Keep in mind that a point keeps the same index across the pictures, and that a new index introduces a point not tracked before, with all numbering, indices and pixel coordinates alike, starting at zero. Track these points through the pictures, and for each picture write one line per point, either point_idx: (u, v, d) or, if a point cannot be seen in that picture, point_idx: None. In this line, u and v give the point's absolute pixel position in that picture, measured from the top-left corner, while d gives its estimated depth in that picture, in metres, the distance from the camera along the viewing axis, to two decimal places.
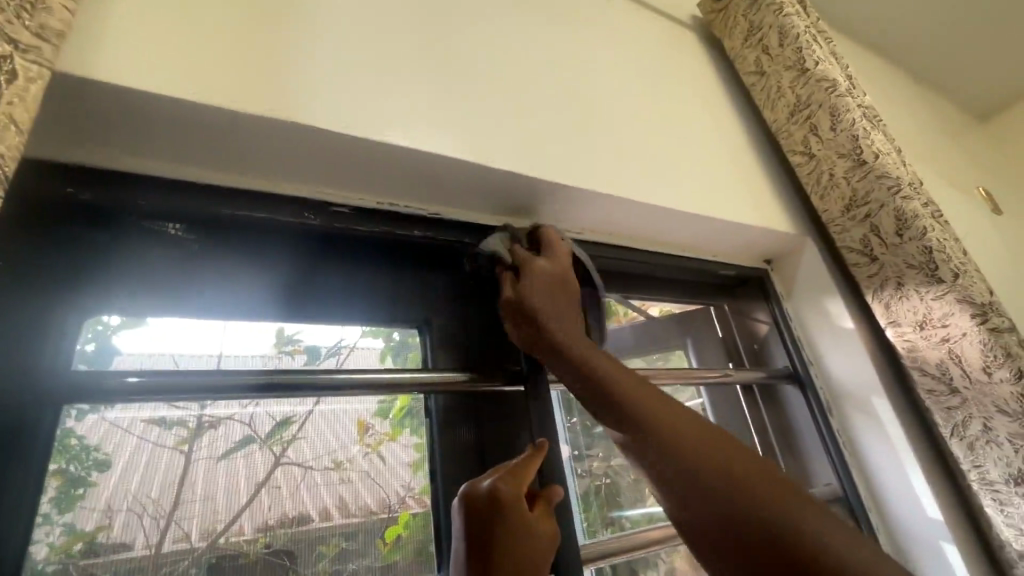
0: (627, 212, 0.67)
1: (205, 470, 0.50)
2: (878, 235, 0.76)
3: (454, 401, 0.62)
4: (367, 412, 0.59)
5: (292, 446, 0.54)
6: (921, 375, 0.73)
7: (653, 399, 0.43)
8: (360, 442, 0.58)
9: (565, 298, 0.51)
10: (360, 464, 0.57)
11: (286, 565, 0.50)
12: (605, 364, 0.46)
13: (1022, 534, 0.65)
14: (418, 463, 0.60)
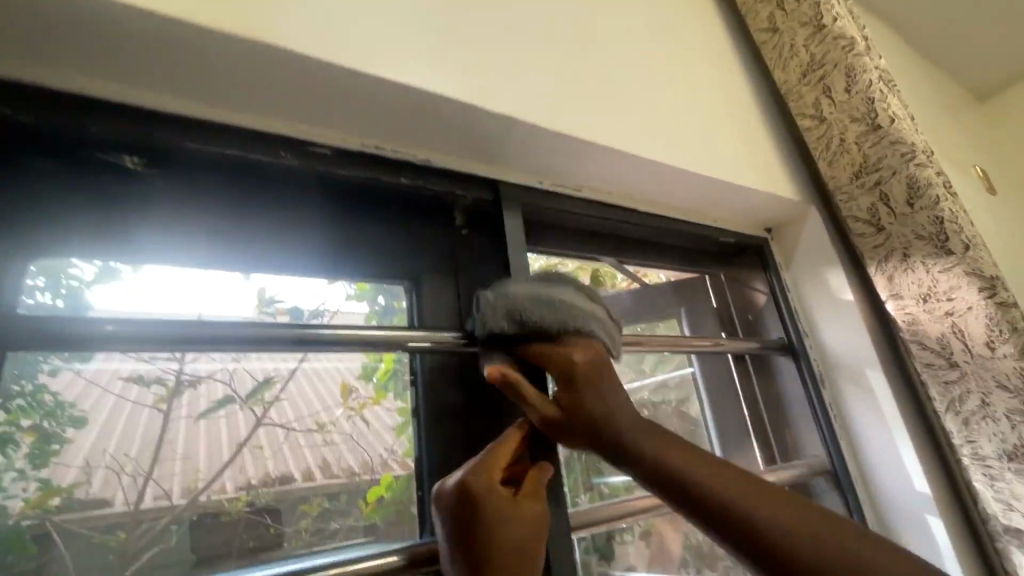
0: (631, 168, 0.64)
1: (187, 429, 0.48)
2: (888, 204, 0.76)
3: (441, 362, 0.59)
4: (351, 374, 0.58)
5: (274, 407, 0.52)
6: (920, 349, 0.74)
7: (676, 452, 0.44)
8: (343, 405, 0.56)
9: (592, 391, 0.45)
10: (344, 426, 0.55)
11: (268, 523, 0.49)
12: (632, 433, 0.44)
13: (1010, 508, 0.68)
14: (400, 427, 0.58)
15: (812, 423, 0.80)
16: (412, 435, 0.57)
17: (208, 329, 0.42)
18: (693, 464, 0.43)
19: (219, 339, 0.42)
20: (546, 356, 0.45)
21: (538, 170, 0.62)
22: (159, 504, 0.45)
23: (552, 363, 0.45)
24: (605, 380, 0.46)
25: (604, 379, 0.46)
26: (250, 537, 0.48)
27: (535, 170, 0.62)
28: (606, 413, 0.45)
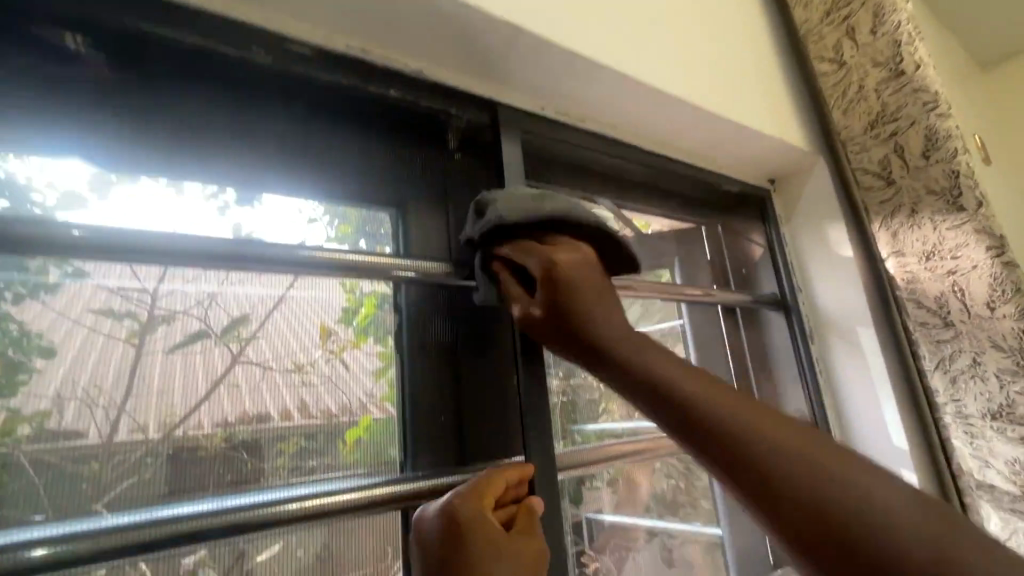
0: (649, 103, 0.66)
1: (163, 363, 0.45)
2: (901, 156, 0.81)
3: (425, 299, 0.59)
4: (331, 317, 0.54)
5: (251, 344, 0.49)
6: (916, 307, 0.81)
7: (657, 358, 0.41)
8: (322, 347, 0.53)
9: (576, 291, 0.44)
10: (322, 368, 0.53)
11: (245, 460, 0.47)
12: (616, 340, 0.43)
13: (983, 464, 0.77)
14: (380, 370, 0.56)
15: (803, 379, 0.88)
16: (395, 370, 0.57)
17: (184, 243, 0.41)
18: (677, 368, 0.41)
19: (199, 257, 0.41)
20: (528, 255, 0.46)
21: (553, 96, 0.63)
22: (134, 440, 0.43)
23: (533, 262, 0.46)
24: (584, 275, 0.45)
25: (590, 279, 0.45)
26: (228, 473, 0.46)
27: (553, 96, 0.63)
28: (586, 311, 0.43)
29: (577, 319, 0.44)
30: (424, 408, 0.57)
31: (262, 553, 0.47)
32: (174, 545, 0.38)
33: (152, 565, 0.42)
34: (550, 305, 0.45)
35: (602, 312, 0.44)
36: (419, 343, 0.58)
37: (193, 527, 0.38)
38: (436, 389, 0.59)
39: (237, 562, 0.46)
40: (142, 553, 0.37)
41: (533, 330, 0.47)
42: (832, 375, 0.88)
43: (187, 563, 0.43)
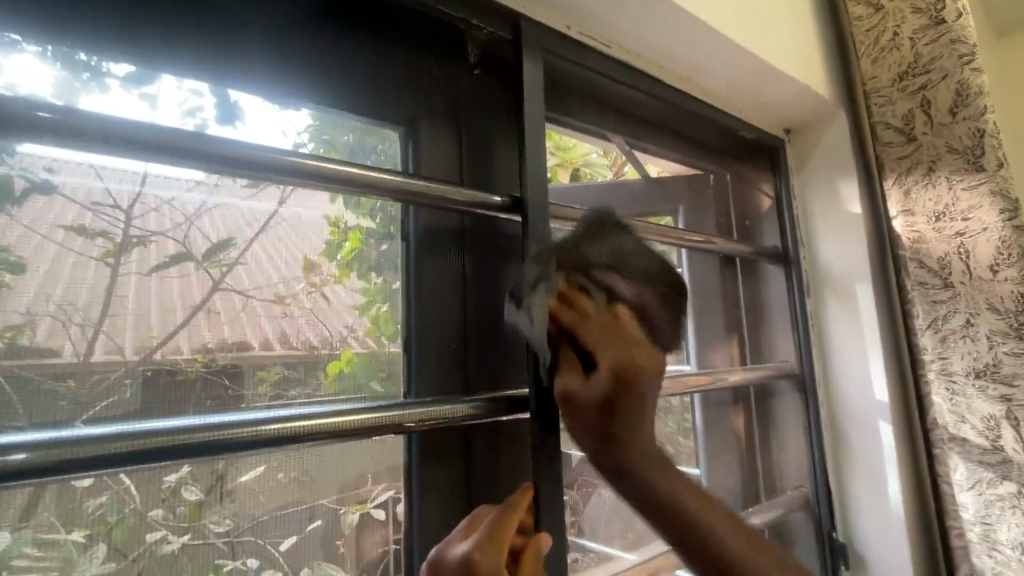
0: (678, 29, 0.64)
1: (139, 286, 0.43)
2: (926, 111, 0.82)
3: (435, 236, 0.61)
4: (312, 251, 0.52)
5: (232, 272, 0.48)
6: (919, 268, 0.83)
7: (672, 483, 0.49)
8: (305, 280, 0.52)
9: (632, 395, 0.50)
10: (305, 301, 0.51)
11: (226, 385, 0.46)
12: (642, 464, 0.49)
13: (960, 419, 0.81)
14: (363, 307, 0.55)
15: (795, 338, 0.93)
16: (404, 303, 0.58)
17: (166, 138, 0.38)
18: (700, 504, 0.48)
19: (180, 155, 0.39)
20: (602, 347, 0.50)
21: (581, 13, 0.61)
22: (114, 365, 0.42)
23: (595, 344, 0.50)
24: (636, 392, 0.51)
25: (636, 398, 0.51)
26: (209, 397, 0.45)
27: (580, 14, 0.61)
28: (629, 408, 0.50)
29: (624, 419, 0.50)
30: (428, 340, 0.59)
31: (244, 474, 0.47)
32: (158, 456, 0.38)
33: (136, 482, 0.43)
34: (612, 374, 0.50)
35: (636, 422, 0.51)
36: (429, 275, 0.60)
37: (177, 440, 0.38)
38: (447, 318, 0.61)
39: (218, 482, 0.46)
40: (130, 463, 0.36)
41: (573, 414, 0.51)
42: (824, 338, 0.93)
43: (168, 484, 0.44)
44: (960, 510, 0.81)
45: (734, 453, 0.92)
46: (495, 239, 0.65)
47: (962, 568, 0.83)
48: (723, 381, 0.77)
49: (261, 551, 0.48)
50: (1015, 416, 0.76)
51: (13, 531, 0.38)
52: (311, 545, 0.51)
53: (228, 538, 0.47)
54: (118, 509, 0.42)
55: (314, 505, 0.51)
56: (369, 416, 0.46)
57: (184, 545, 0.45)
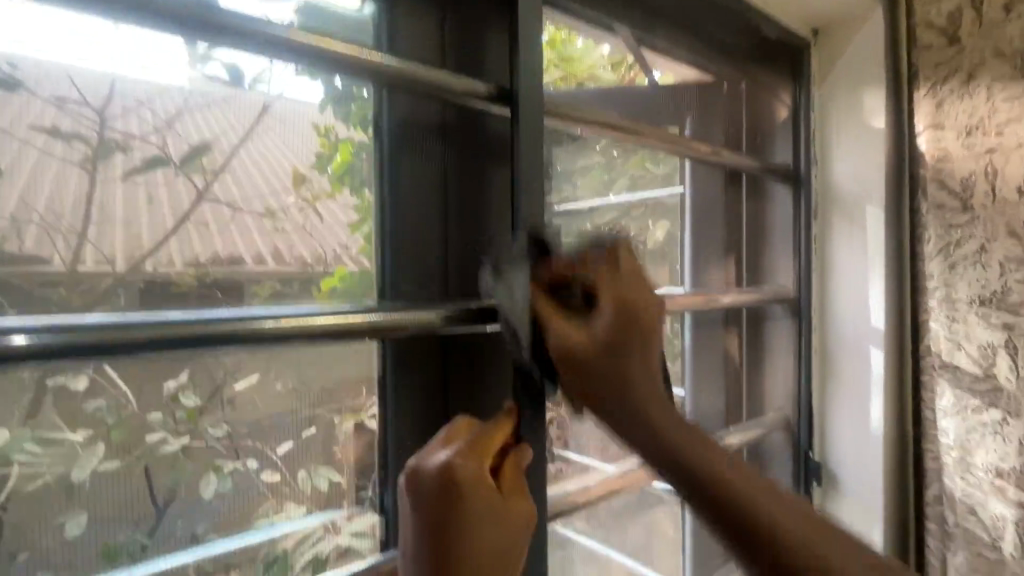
0: None
1: (122, 193, 0.41)
2: (975, 11, 0.79)
3: (414, 135, 0.55)
4: (304, 163, 0.50)
5: (218, 180, 0.45)
6: (939, 189, 0.82)
7: (665, 416, 0.45)
8: (295, 194, 0.49)
9: (640, 332, 0.45)
10: (296, 217, 0.49)
11: (218, 299, 0.45)
12: (634, 392, 0.45)
13: (954, 346, 0.82)
14: (356, 224, 0.53)
15: (794, 260, 0.91)
16: (378, 208, 0.55)
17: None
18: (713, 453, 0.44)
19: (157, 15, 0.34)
20: (607, 283, 0.46)
21: None
22: (97, 271, 0.40)
23: (603, 292, 0.46)
24: (645, 332, 0.45)
25: (646, 334, 0.45)
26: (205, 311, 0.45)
27: None
28: (636, 344, 0.45)
29: (635, 354, 0.45)
30: (409, 250, 0.55)
31: (238, 383, 0.47)
32: (144, 348, 0.35)
33: (132, 388, 0.42)
34: (618, 314, 0.45)
35: (643, 349, 0.45)
36: (407, 177, 0.55)
37: (171, 333, 0.35)
38: (425, 227, 0.56)
39: (217, 392, 0.46)
40: (119, 352, 0.34)
41: (574, 369, 0.45)
42: (825, 266, 0.90)
43: (168, 388, 0.44)
44: (939, 435, 0.85)
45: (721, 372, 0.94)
46: (482, 143, 0.57)
47: (931, 488, 0.87)
48: (718, 304, 0.76)
49: (260, 454, 0.49)
50: (1014, 345, 0.76)
51: (12, 430, 0.38)
52: (309, 450, 0.52)
53: (228, 441, 0.47)
54: (116, 412, 0.42)
55: (312, 413, 0.52)
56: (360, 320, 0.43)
57: (184, 447, 0.45)
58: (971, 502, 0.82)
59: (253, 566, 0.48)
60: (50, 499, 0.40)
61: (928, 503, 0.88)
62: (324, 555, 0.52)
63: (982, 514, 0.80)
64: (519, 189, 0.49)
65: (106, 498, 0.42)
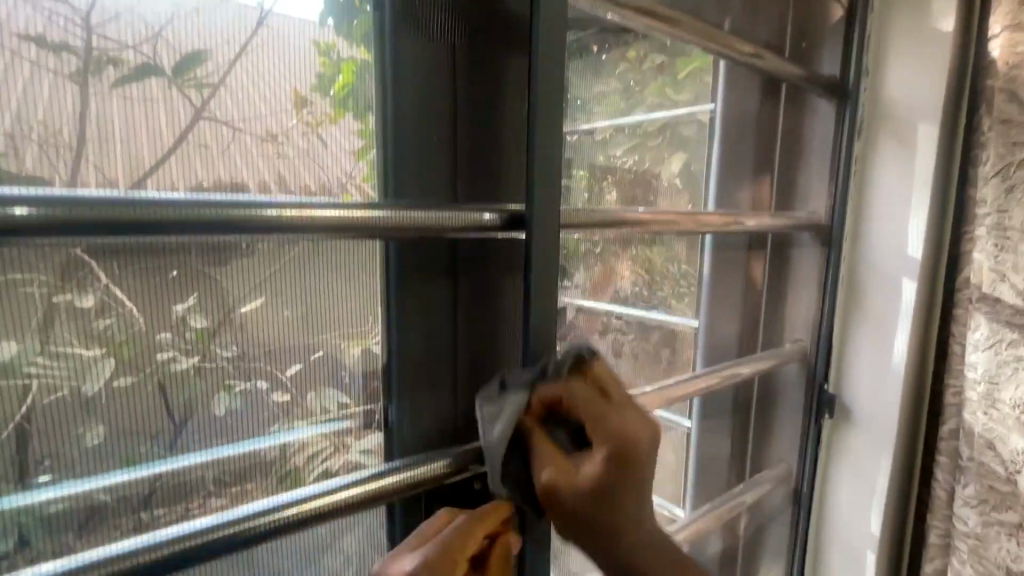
0: None
1: (114, 106, 0.38)
2: None
3: (421, 49, 0.50)
4: (304, 84, 0.45)
5: (216, 96, 0.42)
6: (1006, 104, 0.78)
7: (648, 558, 0.49)
8: (297, 117, 0.45)
9: (633, 479, 0.45)
10: (298, 142, 0.46)
11: None
12: (624, 535, 0.47)
13: (998, 277, 0.80)
14: (361, 151, 0.49)
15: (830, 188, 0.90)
16: (378, 132, 0.50)
17: None
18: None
19: None
20: (599, 418, 0.45)
21: None
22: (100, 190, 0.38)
23: (594, 434, 0.45)
24: (640, 469, 0.45)
25: (643, 470, 0.45)
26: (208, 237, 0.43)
27: None
28: (627, 488, 0.45)
29: (628, 494, 0.45)
30: (414, 159, 0.51)
31: (246, 306, 0.46)
32: (161, 230, 0.35)
33: (141, 306, 0.41)
34: (612, 457, 0.44)
35: (635, 492, 0.46)
36: (409, 87, 0.50)
37: (184, 214, 0.35)
38: (429, 153, 0.52)
39: (226, 315, 0.45)
40: (129, 232, 0.34)
41: (563, 512, 0.45)
42: (863, 198, 0.90)
43: (177, 311, 0.43)
44: (968, 369, 0.85)
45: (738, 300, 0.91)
46: (492, 72, 0.54)
47: (948, 422, 0.89)
48: (743, 227, 0.74)
49: (271, 376, 0.48)
50: None
51: (20, 343, 0.37)
52: (320, 373, 0.51)
53: (238, 362, 0.46)
54: (126, 328, 0.41)
55: (320, 339, 0.50)
56: (364, 215, 0.43)
57: (195, 366, 0.44)
58: (991, 437, 0.82)
59: (267, 480, 0.48)
60: (65, 411, 0.39)
61: (942, 438, 0.90)
62: (334, 471, 0.51)
63: (1002, 449, 0.81)
64: (536, 97, 0.47)
65: (121, 411, 0.41)
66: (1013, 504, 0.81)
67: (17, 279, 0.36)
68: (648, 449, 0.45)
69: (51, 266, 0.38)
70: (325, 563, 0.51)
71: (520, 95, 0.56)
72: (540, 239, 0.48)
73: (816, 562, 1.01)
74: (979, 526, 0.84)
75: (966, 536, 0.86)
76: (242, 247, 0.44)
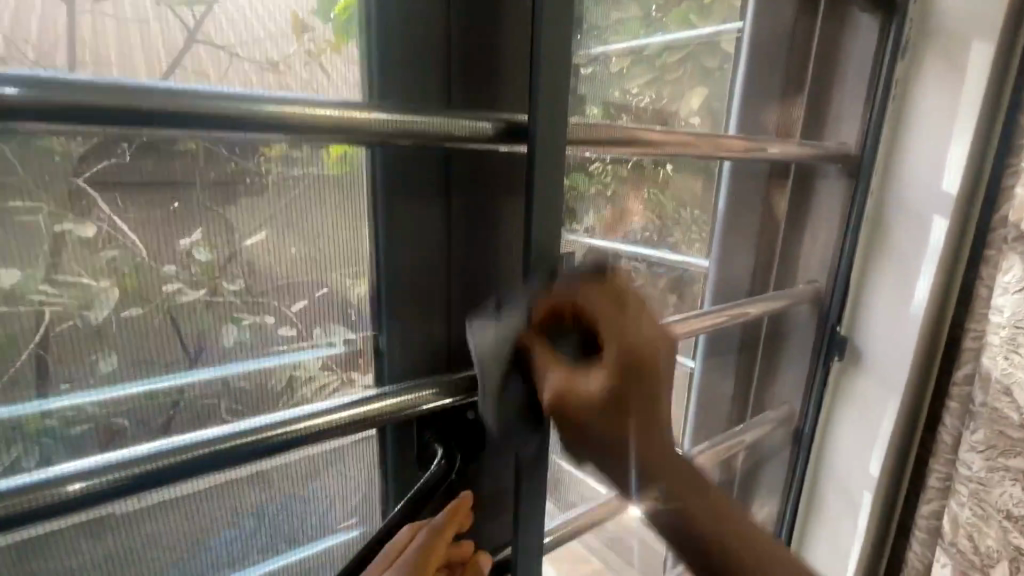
0: None
1: (104, 26, 0.36)
2: None
3: None
4: (303, 8, 0.42)
5: (209, 16, 0.39)
6: None
7: (648, 450, 0.40)
8: (297, 43, 0.43)
9: (650, 395, 0.39)
10: (300, 71, 0.44)
11: (227, 155, 0.42)
12: (632, 445, 0.40)
13: None
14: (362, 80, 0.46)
15: (862, 128, 0.85)
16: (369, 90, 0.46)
17: None
18: (690, 494, 0.41)
19: None
20: (610, 324, 0.39)
21: None
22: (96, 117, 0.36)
23: (607, 338, 0.39)
24: (659, 384, 0.39)
25: (663, 381, 0.39)
26: (214, 171, 0.42)
27: None
28: (645, 409, 0.39)
29: (646, 418, 0.39)
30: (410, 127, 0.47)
31: (251, 239, 0.44)
32: (176, 123, 0.33)
33: (143, 238, 0.40)
34: (625, 366, 0.38)
35: (654, 416, 0.39)
36: (400, 37, 0.45)
37: (192, 105, 0.33)
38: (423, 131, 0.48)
39: (229, 249, 0.44)
40: (109, 124, 0.31)
41: (570, 416, 0.39)
42: (900, 127, 0.85)
43: (182, 245, 0.42)
44: (993, 313, 0.82)
45: (751, 246, 0.89)
46: (491, 62, 0.49)
47: (964, 367, 0.89)
48: (766, 155, 0.69)
49: (278, 311, 0.47)
50: None
51: (26, 270, 0.37)
52: (325, 307, 0.49)
53: (246, 297, 0.45)
54: (130, 261, 0.40)
55: (326, 277, 0.49)
56: (363, 116, 0.39)
57: (203, 299, 0.43)
58: (1008, 383, 0.81)
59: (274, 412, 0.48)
60: (77, 341, 0.39)
61: (956, 383, 0.90)
62: None
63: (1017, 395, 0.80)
64: (540, 67, 0.40)
65: (133, 341, 0.41)
66: (1023, 450, 0.81)
67: (15, 207, 0.36)
68: (663, 355, 0.39)
69: (51, 195, 0.37)
70: (331, 483, 0.52)
71: (523, 74, 0.51)
72: (541, 180, 0.42)
73: (811, 499, 1.04)
74: (983, 471, 0.85)
75: (968, 479, 0.87)
76: (247, 181, 0.43)
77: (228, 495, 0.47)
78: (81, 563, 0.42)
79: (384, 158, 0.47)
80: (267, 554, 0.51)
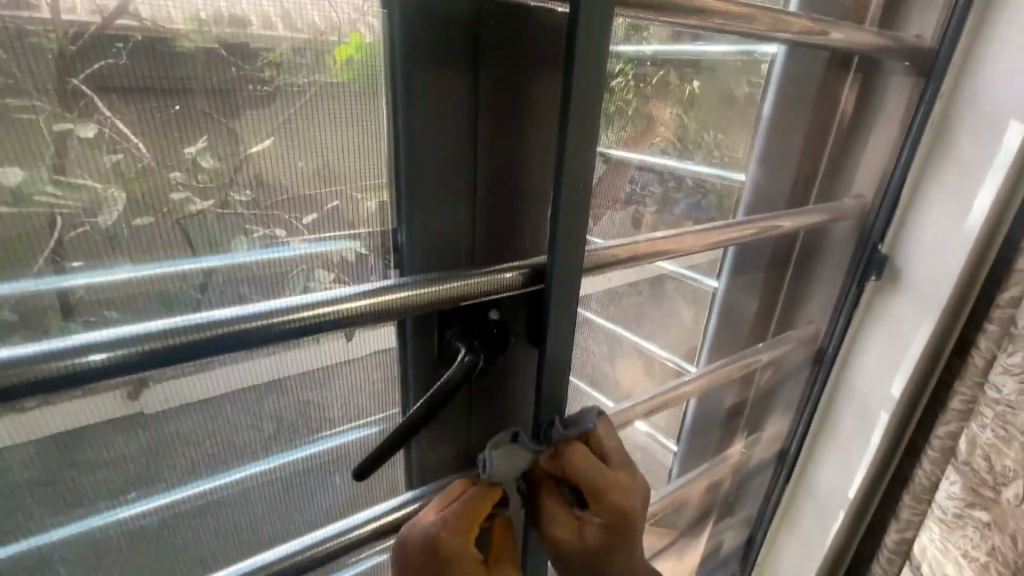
0: None
1: None
2: None
3: None
4: None
5: None
6: None
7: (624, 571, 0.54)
8: None
9: (623, 543, 0.51)
10: None
11: (229, 58, 0.38)
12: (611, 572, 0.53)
13: None
14: None
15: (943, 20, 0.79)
16: None
17: None
18: None
19: None
20: (598, 497, 0.49)
21: None
22: (89, 19, 0.33)
23: (596, 502, 0.50)
24: (632, 534, 0.51)
25: (635, 529, 0.51)
26: (214, 77, 0.38)
27: None
28: (619, 552, 0.51)
29: (619, 556, 0.52)
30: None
31: (255, 146, 0.41)
32: None
33: (146, 142, 0.37)
34: (607, 523, 0.50)
35: (626, 553, 0.52)
36: None
37: None
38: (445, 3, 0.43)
39: (236, 157, 0.41)
40: None
41: (562, 556, 0.51)
42: (984, 29, 0.77)
43: (188, 153, 0.39)
44: None
45: (790, 171, 0.85)
46: None
47: (1011, 290, 0.86)
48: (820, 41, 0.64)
49: (286, 224, 0.44)
50: None
51: (27, 168, 0.34)
52: (332, 219, 0.46)
53: (256, 210, 0.43)
54: (134, 164, 0.37)
55: (336, 189, 0.46)
56: None
57: (209, 210, 0.41)
58: None
59: None
60: (91, 246, 0.37)
61: (999, 306, 0.88)
62: None
63: None
64: None
65: (145, 247, 0.39)
66: None
67: (15, 103, 0.33)
68: (639, 512, 0.51)
69: (49, 92, 0.34)
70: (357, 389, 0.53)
71: None
72: (583, 53, 0.39)
73: (825, 421, 1.05)
74: (1013, 394, 0.86)
75: (996, 402, 0.88)
76: (250, 88, 0.40)
77: (249, 395, 0.48)
78: (116, 456, 0.44)
79: (402, 13, 0.42)
80: (290, 444, 0.52)
